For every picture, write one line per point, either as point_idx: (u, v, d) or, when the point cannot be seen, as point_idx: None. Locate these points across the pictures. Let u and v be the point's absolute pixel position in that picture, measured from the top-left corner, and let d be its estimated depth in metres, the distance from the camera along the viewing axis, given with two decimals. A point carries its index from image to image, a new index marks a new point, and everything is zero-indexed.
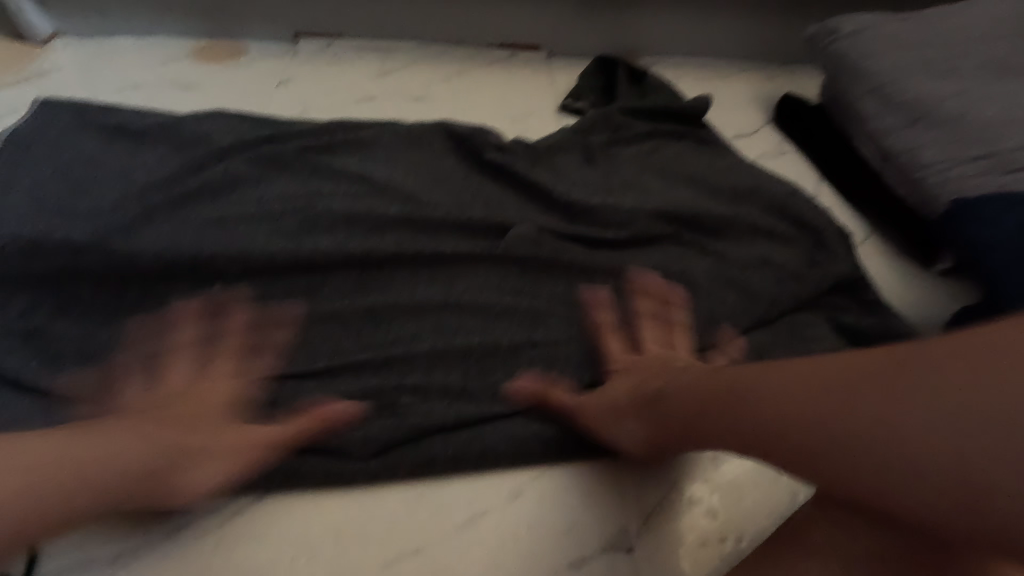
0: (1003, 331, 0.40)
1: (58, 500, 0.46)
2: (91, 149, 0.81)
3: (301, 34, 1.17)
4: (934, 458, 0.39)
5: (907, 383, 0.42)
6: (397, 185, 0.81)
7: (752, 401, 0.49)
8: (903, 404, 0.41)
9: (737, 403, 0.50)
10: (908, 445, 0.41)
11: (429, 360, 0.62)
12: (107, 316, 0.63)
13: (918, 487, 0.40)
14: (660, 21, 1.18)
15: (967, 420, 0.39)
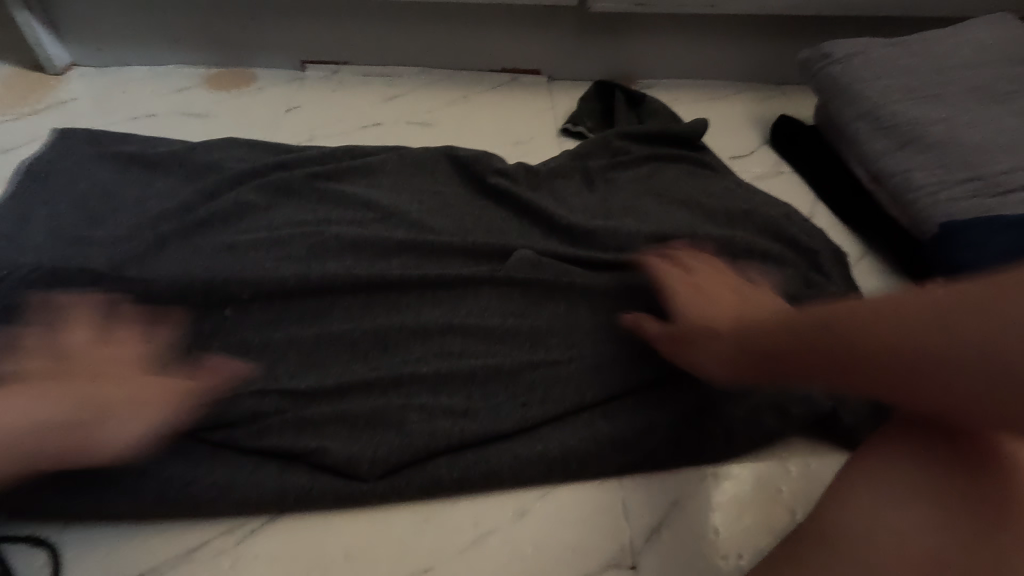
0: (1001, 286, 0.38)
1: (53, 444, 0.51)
2: (108, 179, 0.84)
3: (309, 62, 1.21)
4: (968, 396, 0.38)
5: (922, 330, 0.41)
6: (402, 210, 0.84)
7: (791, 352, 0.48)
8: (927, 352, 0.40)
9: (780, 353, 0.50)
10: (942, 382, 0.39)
11: (434, 381, 0.64)
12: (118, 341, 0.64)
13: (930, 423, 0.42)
14: (657, 47, 1.21)
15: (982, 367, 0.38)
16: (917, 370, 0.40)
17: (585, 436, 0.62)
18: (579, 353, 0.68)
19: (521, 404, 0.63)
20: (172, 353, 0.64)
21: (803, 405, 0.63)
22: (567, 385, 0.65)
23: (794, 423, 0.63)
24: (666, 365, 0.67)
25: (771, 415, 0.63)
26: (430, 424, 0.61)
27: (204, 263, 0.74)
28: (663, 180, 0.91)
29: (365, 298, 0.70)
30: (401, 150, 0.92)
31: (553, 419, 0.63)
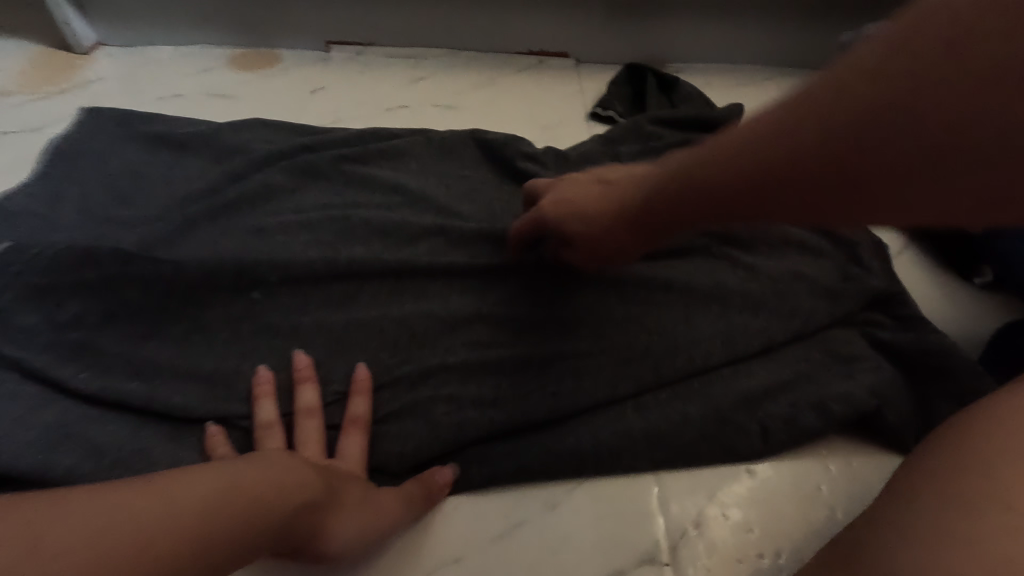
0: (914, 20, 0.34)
1: (175, 538, 0.37)
2: (136, 160, 0.84)
3: (333, 43, 1.19)
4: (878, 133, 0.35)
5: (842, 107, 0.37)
6: (430, 195, 0.82)
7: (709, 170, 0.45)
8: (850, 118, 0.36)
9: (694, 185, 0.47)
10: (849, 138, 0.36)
11: (462, 371, 0.62)
12: (145, 322, 0.63)
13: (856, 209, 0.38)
14: (689, 29, 1.17)
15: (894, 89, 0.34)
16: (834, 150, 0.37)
17: (615, 430, 0.60)
18: (608, 344, 0.66)
19: (551, 394, 0.61)
20: (202, 337, 0.63)
21: (845, 403, 0.61)
22: (597, 377, 0.63)
23: (836, 422, 0.61)
24: (700, 358, 0.64)
25: (809, 413, 0.61)
26: (458, 414, 0.60)
27: (231, 245, 0.72)
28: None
29: (391, 284, 0.68)
30: (429, 133, 0.90)
31: (582, 411, 0.61)
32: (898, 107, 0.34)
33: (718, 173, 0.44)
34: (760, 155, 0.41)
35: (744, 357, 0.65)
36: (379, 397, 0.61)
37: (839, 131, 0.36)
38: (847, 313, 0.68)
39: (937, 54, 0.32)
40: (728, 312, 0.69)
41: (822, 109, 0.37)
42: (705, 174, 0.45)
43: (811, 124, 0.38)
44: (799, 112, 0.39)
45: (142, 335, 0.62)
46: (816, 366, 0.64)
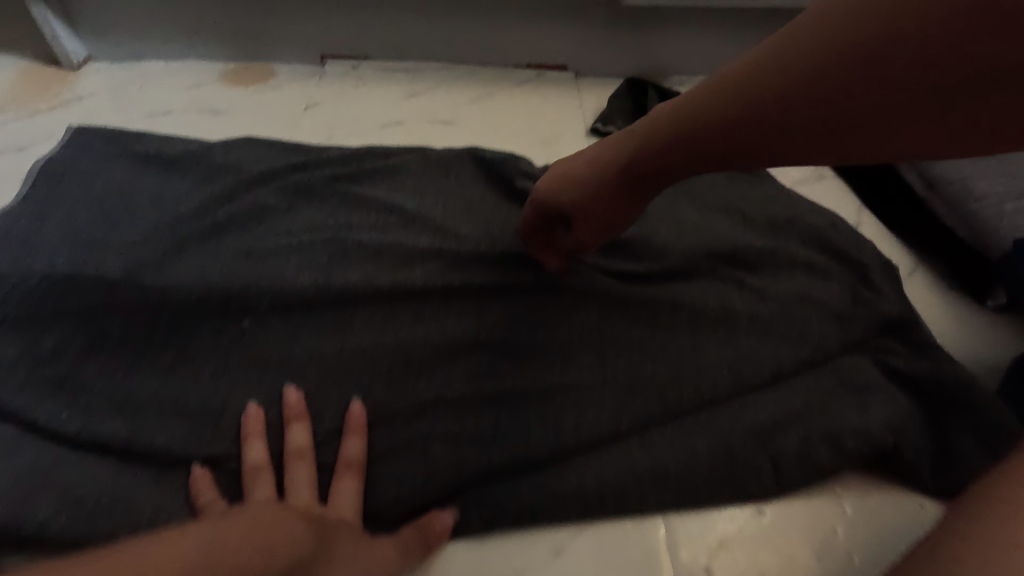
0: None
1: None
2: (121, 178, 0.81)
3: (328, 57, 1.17)
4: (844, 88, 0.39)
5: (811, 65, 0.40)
6: (426, 215, 0.79)
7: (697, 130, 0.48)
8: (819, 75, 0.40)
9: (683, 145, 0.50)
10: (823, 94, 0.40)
11: (459, 406, 0.60)
12: (128, 355, 0.60)
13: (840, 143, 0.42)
14: (690, 42, 1.16)
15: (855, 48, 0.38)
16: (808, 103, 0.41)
17: (620, 468, 0.58)
18: (612, 373, 0.63)
19: (553, 430, 0.59)
20: (187, 369, 0.60)
21: (858, 438, 0.59)
22: (601, 411, 0.61)
23: (849, 458, 0.59)
24: (707, 389, 0.62)
25: (820, 448, 0.59)
26: (456, 453, 0.57)
27: (219, 269, 0.69)
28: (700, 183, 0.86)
29: (385, 308, 0.65)
30: (426, 151, 0.88)
31: (585, 447, 0.59)
32: (904, 49, 0.36)
33: (726, 115, 0.45)
34: (773, 94, 0.42)
35: (752, 388, 0.63)
36: (372, 434, 0.58)
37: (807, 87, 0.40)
38: (858, 339, 0.66)
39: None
40: (735, 338, 0.66)
41: (806, 66, 0.40)
42: (712, 118, 0.47)
43: (827, 60, 0.39)
44: (778, 71, 0.42)
45: (124, 369, 0.59)
46: (827, 396, 0.62)
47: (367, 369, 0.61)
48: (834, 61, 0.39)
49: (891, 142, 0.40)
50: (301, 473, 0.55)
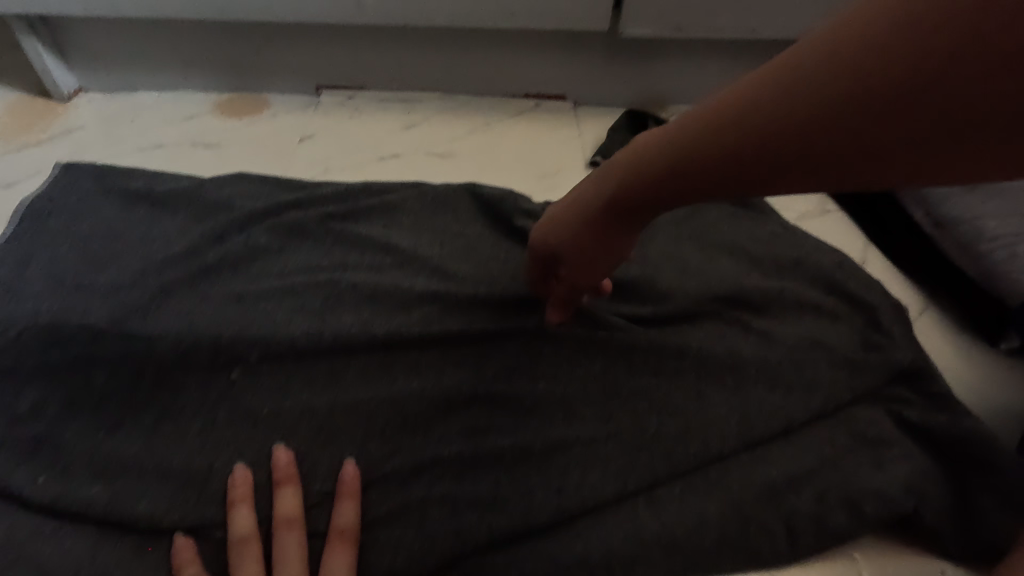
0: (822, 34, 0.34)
1: None
2: (109, 218, 0.79)
3: (323, 87, 1.16)
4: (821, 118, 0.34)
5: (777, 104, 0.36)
6: (424, 255, 0.77)
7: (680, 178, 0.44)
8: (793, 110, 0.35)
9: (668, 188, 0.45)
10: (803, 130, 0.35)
11: (458, 466, 0.57)
12: (111, 413, 0.58)
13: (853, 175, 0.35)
14: (690, 71, 1.14)
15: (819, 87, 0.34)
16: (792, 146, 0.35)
17: (628, 533, 0.55)
18: (616, 427, 0.61)
19: (556, 491, 0.57)
20: (172, 426, 0.57)
21: (875, 501, 0.57)
22: (604, 470, 0.58)
23: (866, 524, 0.57)
24: (716, 444, 0.60)
25: (834, 510, 0.57)
26: (456, 519, 0.55)
27: (208, 315, 0.67)
28: (703, 219, 0.84)
29: (381, 358, 0.62)
30: (423, 187, 0.86)
31: (590, 510, 0.56)
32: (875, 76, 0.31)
33: (707, 147, 0.40)
34: (749, 127, 0.37)
35: (761, 442, 0.61)
36: (368, 498, 0.56)
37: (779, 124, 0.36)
38: (870, 388, 0.64)
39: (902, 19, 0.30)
40: (744, 387, 0.63)
41: (771, 107, 0.36)
42: (690, 160, 0.42)
43: (795, 92, 0.35)
44: (742, 115, 0.38)
45: (108, 428, 0.57)
46: (840, 452, 0.60)
47: (362, 426, 0.58)
48: (806, 103, 0.34)
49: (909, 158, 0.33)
50: (291, 542, 0.53)
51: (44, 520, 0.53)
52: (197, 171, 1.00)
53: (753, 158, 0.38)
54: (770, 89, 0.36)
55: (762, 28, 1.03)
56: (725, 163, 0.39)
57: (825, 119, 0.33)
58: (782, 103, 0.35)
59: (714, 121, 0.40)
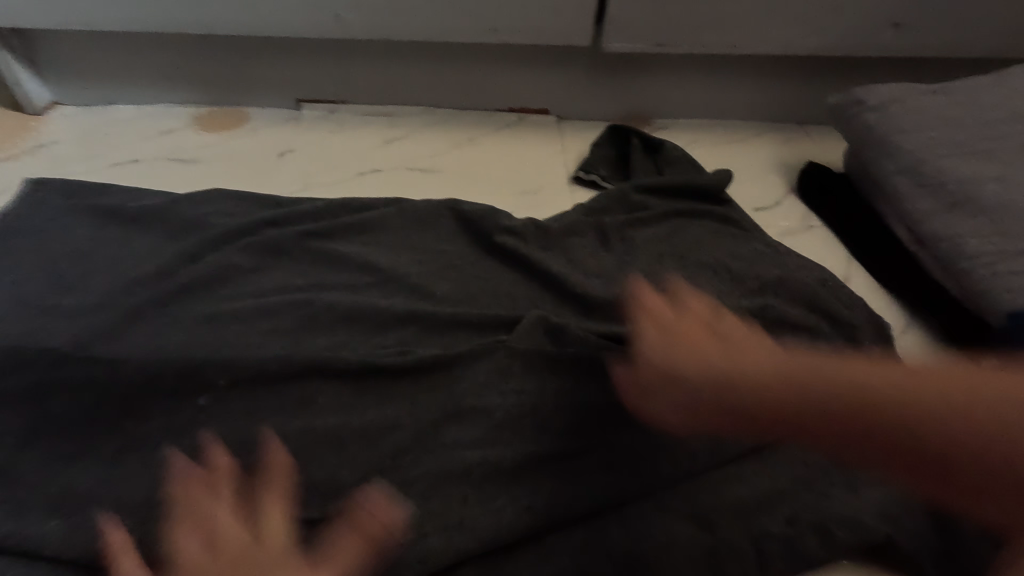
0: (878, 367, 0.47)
1: None
2: (79, 236, 0.77)
3: (303, 101, 1.15)
4: (847, 395, 0.46)
5: (836, 390, 0.47)
6: (402, 274, 0.76)
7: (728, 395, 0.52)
8: (851, 391, 0.46)
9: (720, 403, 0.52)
10: (840, 409, 0.46)
11: (425, 491, 0.56)
12: (74, 444, 0.56)
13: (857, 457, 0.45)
14: (672, 86, 1.14)
15: (852, 393, 0.46)
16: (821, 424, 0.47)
17: (597, 557, 0.53)
18: (589, 446, 0.60)
19: (525, 511, 0.55)
20: (135, 455, 0.56)
21: (849, 527, 0.56)
22: (576, 490, 0.57)
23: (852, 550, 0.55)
24: (689, 464, 0.59)
25: (809, 529, 0.56)
26: (420, 545, 0.53)
27: (180, 341, 0.65)
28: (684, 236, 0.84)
29: (352, 383, 0.62)
30: (403, 203, 0.85)
31: (560, 530, 0.55)
32: (917, 424, 0.43)
33: (760, 383, 0.51)
34: (796, 391, 0.49)
35: (733, 459, 0.60)
36: (338, 528, 0.54)
37: (833, 400, 0.46)
38: None
39: (947, 420, 0.42)
40: None
41: (824, 385, 0.47)
42: (748, 385, 0.51)
43: (836, 408, 0.46)
44: (791, 377, 0.49)
45: (67, 460, 0.55)
46: (815, 471, 0.59)
47: (335, 454, 0.57)
48: (853, 398, 0.46)
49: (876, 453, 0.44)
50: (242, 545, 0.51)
51: None
52: (174, 187, 0.98)
53: (813, 415, 0.47)
54: (823, 378, 0.48)
55: (743, 43, 1.03)
56: (766, 416, 0.50)
57: (850, 420, 0.45)
58: (838, 390, 0.47)
59: (784, 374, 0.50)
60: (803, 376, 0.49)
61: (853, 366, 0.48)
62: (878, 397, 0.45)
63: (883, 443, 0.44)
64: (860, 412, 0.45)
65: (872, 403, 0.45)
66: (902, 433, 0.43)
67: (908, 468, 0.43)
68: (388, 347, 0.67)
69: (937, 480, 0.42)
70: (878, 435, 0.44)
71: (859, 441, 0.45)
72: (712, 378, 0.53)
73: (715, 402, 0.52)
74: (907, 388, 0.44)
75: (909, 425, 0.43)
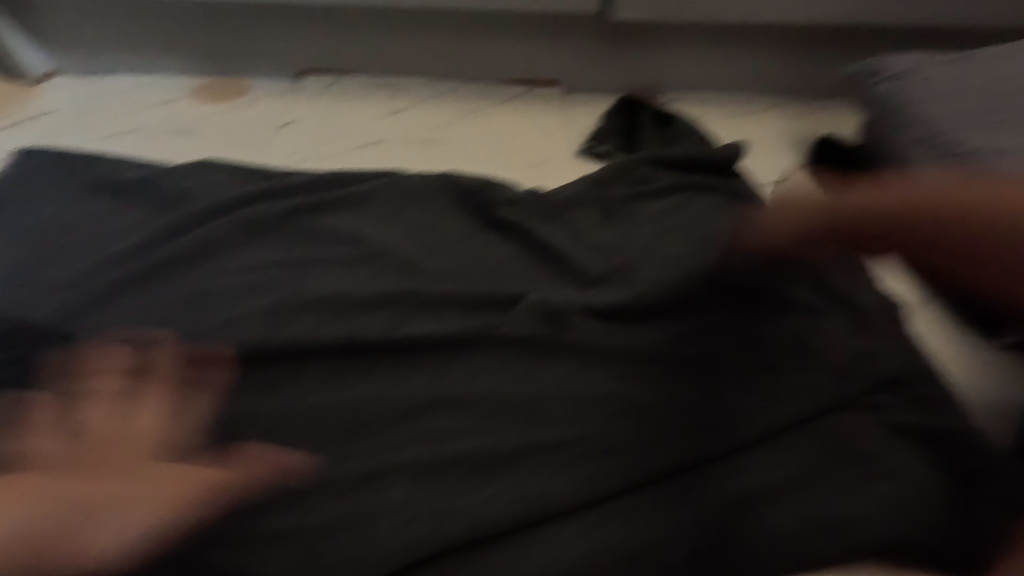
0: (959, 198, 0.57)
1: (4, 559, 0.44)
2: (69, 208, 0.76)
3: (305, 71, 1.12)
4: (931, 203, 0.58)
5: (931, 215, 0.58)
6: (394, 249, 0.74)
7: (851, 219, 0.61)
8: (925, 207, 0.58)
9: (852, 220, 0.61)
10: (929, 222, 0.58)
11: (411, 473, 0.54)
12: (59, 415, 0.55)
13: (975, 251, 0.57)
14: (685, 56, 1.09)
15: (945, 208, 0.58)
16: (925, 232, 0.59)
17: (589, 545, 0.51)
18: (582, 434, 0.57)
19: (517, 499, 0.52)
20: None
21: (858, 527, 0.53)
22: (564, 477, 0.54)
23: (852, 546, 0.52)
24: (688, 453, 0.56)
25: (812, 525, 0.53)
26: (405, 532, 0.50)
27: (168, 319, 0.65)
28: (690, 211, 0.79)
29: (340, 361, 0.61)
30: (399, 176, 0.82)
31: (548, 519, 0.52)
32: (976, 219, 0.56)
33: (879, 212, 0.60)
34: (909, 208, 0.59)
35: (736, 448, 0.57)
36: (311, 512, 0.52)
37: (932, 220, 0.58)
38: (852, 394, 0.60)
39: (1005, 215, 0.55)
40: (718, 394, 0.60)
41: (921, 201, 0.59)
42: (870, 220, 0.60)
43: (931, 216, 0.58)
44: (897, 199, 0.59)
45: (57, 434, 0.55)
46: (821, 461, 0.57)
47: (314, 435, 0.56)
48: (919, 208, 0.59)
49: (990, 243, 0.56)
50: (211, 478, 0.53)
51: None
52: (171, 159, 0.97)
53: (919, 221, 0.58)
54: (907, 192, 0.59)
55: (760, 10, 0.97)
56: (892, 223, 0.59)
57: (932, 232, 0.58)
58: (921, 201, 0.59)
59: (891, 205, 0.59)
60: (917, 206, 0.58)
61: (936, 185, 0.59)
62: (954, 200, 0.57)
63: (959, 238, 0.57)
64: (952, 211, 0.57)
65: (961, 224, 0.57)
66: (984, 212, 0.56)
67: (995, 253, 0.56)
68: (378, 325, 0.65)
69: (995, 258, 0.56)
70: (974, 243, 0.57)
71: (954, 243, 0.58)
72: (856, 215, 0.61)
73: (859, 224, 0.61)
74: (986, 214, 0.56)
75: (969, 216, 0.56)
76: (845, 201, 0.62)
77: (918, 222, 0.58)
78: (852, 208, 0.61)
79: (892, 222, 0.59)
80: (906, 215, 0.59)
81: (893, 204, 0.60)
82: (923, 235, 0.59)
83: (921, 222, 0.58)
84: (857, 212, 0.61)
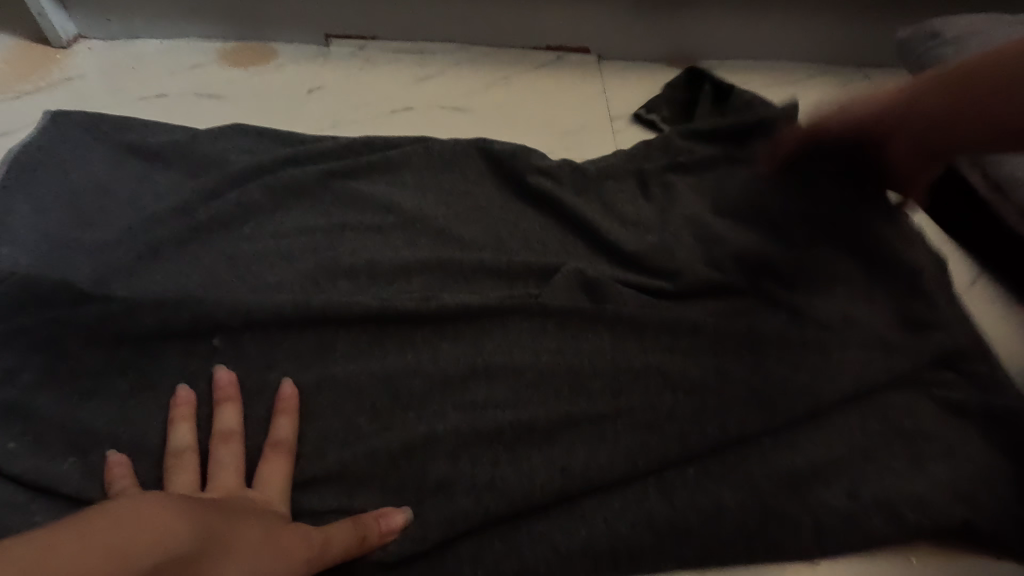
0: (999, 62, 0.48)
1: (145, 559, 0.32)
2: (100, 172, 0.75)
3: (332, 36, 1.09)
4: (980, 81, 0.49)
5: (971, 85, 0.49)
6: (429, 216, 0.72)
7: (882, 118, 0.56)
8: (967, 82, 0.50)
9: (892, 129, 0.55)
10: (964, 97, 0.50)
11: (452, 442, 0.52)
12: (103, 386, 0.56)
13: (998, 134, 0.48)
14: (725, 21, 1.04)
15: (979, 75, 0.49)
16: (959, 116, 0.50)
17: (635, 518, 0.50)
18: (627, 407, 0.55)
19: (560, 470, 0.51)
20: (150, 396, 0.56)
21: (917, 509, 0.50)
22: (609, 449, 0.53)
23: (911, 527, 0.50)
24: (737, 427, 0.54)
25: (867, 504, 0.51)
26: (448, 503, 0.49)
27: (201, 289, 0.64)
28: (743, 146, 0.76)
29: (377, 329, 0.60)
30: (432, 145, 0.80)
31: (594, 491, 0.51)
32: (998, 85, 0.47)
33: (921, 104, 0.53)
34: (942, 92, 0.51)
35: (786, 425, 0.55)
36: (353, 479, 0.51)
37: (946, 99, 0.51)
38: (907, 370, 0.57)
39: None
40: (767, 367, 0.58)
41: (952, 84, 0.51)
42: (899, 109, 0.54)
43: (948, 92, 0.51)
44: (937, 87, 0.52)
45: (99, 399, 0.55)
46: (874, 439, 0.55)
47: (352, 402, 0.55)
48: (965, 79, 0.50)
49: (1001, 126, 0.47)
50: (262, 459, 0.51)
51: (17, 489, 0.51)
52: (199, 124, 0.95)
53: (945, 102, 0.51)
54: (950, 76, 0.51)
55: None
56: (919, 122, 0.53)
57: (967, 99, 0.49)
58: (960, 76, 0.50)
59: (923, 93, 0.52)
60: (954, 82, 0.51)
61: (981, 58, 0.50)
62: (967, 79, 0.50)
63: (993, 114, 0.48)
64: (979, 87, 0.49)
65: (988, 98, 0.48)
66: (1009, 94, 0.47)
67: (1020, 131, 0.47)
68: (413, 293, 0.64)
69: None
70: (998, 116, 0.47)
71: (975, 121, 0.49)
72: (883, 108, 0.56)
73: (891, 122, 0.55)
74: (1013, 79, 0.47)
75: (1004, 87, 0.47)
76: (874, 105, 0.57)
77: (952, 105, 0.50)
78: (888, 117, 0.55)
79: (917, 114, 0.53)
80: (942, 102, 0.51)
81: (931, 84, 0.52)
82: (961, 110, 0.50)
83: (956, 101, 0.50)
84: (892, 112, 0.55)
